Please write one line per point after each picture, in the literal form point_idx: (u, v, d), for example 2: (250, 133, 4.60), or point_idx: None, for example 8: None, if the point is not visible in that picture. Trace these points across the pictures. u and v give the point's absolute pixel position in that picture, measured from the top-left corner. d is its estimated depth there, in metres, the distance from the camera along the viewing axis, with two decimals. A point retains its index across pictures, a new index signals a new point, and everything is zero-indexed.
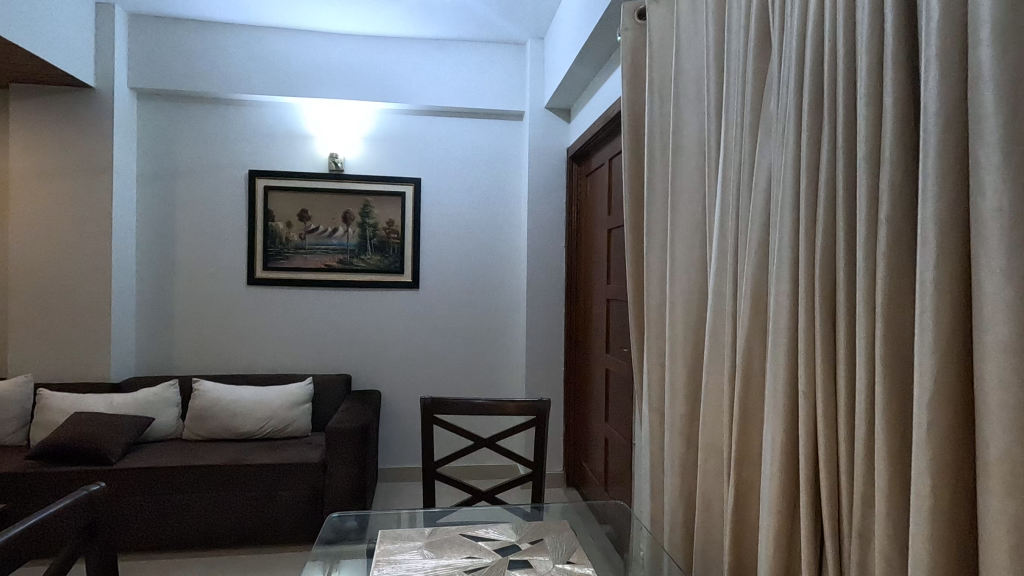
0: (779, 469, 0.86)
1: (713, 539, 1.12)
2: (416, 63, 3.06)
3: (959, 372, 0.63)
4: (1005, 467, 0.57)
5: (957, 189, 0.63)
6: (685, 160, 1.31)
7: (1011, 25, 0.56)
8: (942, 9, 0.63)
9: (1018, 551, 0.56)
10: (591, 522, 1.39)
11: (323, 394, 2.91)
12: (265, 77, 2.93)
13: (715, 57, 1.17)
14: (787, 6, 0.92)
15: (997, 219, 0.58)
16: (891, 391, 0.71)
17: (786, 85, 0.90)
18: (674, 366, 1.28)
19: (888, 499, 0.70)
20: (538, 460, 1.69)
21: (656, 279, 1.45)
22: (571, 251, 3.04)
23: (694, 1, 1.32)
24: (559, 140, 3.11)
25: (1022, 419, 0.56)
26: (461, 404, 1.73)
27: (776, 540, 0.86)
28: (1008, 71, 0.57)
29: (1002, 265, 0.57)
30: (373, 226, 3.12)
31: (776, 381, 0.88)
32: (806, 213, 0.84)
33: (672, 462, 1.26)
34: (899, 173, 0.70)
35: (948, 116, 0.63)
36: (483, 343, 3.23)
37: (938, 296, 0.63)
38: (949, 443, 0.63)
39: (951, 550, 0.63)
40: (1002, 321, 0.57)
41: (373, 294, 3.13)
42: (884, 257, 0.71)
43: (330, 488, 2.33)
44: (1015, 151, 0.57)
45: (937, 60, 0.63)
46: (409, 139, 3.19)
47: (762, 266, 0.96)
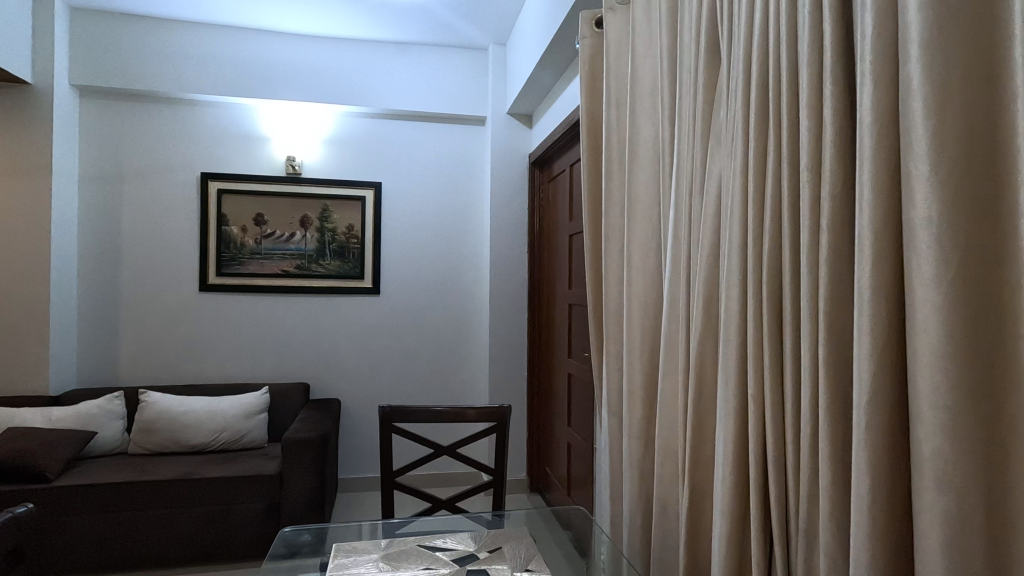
0: (731, 470, 0.88)
1: (672, 542, 1.13)
2: (377, 66, 3.02)
3: (893, 374, 0.65)
4: (936, 465, 0.59)
5: (889, 198, 0.66)
6: (642, 166, 1.33)
7: (936, 43, 0.60)
8: (875, 27, 0.66)
9: (949, 546, 0.58)
10: (553, 528, 1.39)
11: (279, 403, 2.83)
12: (218, 77, 2.84)
13: (669, 65, 1.19)
14: (734, 17, 0.95)
15: (926, 227, 0.60)
16: (834, 393, 0.73)
17: (734, 95, 0.93)
18: (632, 371, 1.30)
19: (832, 498, 0.72)
20: (499, 468, 1.67)
21: (614, 284, 1.46)
22: (534, 256, 3.05)
23: (649, 11, 1.34)
24: (521, 145, 3.12)
25: (951, 418, 0.59)
26: (421, 411, 1.70)
27: (729, 540, 0.88)
28: (934, 85, 0.60)
29: (931, 271, 0.60)
30: (332, 231, 3.06)
31: (727, 384, 0.90)
32: (755, 220, 0.86)
33: (631, 465, 1.27)
34: (839, 182, 0.73)
35: (881, 128, 0.66)
36: (446, 349, 3.20)
37: (873, 301, 0.65)
38: (885, 443, 0.65)
39: (889, 547, 0.65)
40: (932, 324, 0.60)
41: (332, 301, 3.07)
42: (826, 263, 0.74)
43: (287, 501, 2.26)
44: (942, 162, 0.59)
45: (871, 75, 0.66)
46: (370, 142, 3.14)
47: (713, 271, 0.98)
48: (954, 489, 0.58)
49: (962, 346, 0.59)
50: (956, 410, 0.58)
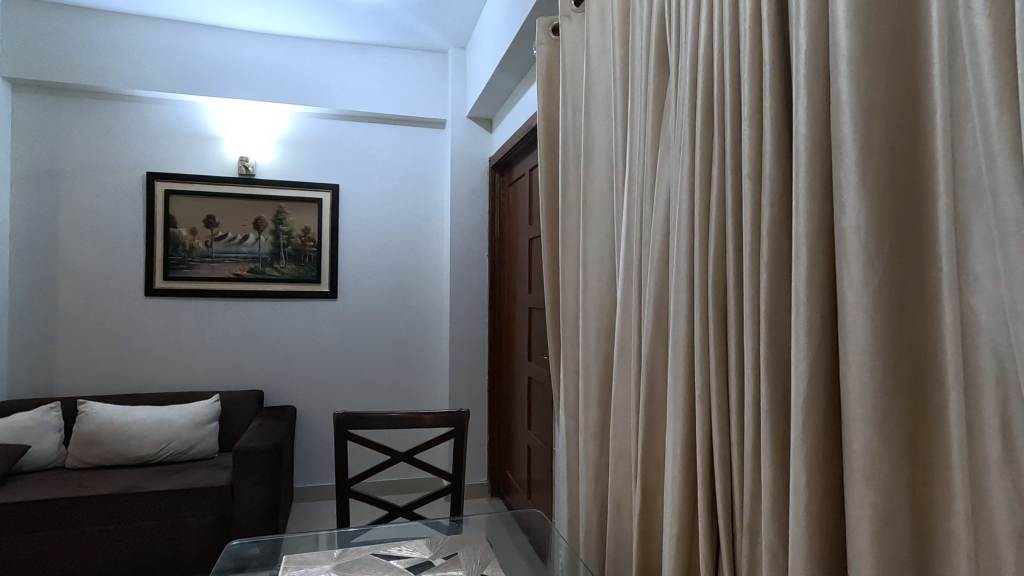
0: (679, 470, 0.90)
1: (625, 541, 1.15)
2: (334, 66, 2.97)
3: (827, 376, 0.68)
4: (867, 460, 0.62)
5: (822, 208, 0.69)
6: (596, 172, 1.35)
7: (863, 61, 0.63)
8: (809, 44, 0.69)
9: (877, 538, 0.61)
10: (511, 532, 1.39)
11: (232, 411, 2.74)
12: (166, 73, 2.73)
13: (621, 73, 1.22)
14: (681, 29, 0.98)
15: (855, 235, 0.63)
16: (774, 395, 0.75)
17: (682, 105, 0.95)
18: (587, 374, 1.31)
19: (773, 497, 0.74)
20: (456, 473, 1.66)
21: (571, 287, 1.48)
22: (494, 260, 3.05)
23: (602, 21, 1.37)
24: (481, 149, 3.13)
25: (879, 416, 0.62)
26: (377, 418, 1.68)
27: (678, 539, 0.90)
28: (862, 102, 0.63)
29: (860, 278, 0.63)
30: (288, 234, 2.98)
31: (676, 386, 0.92)
32: (701, 227, 0.89)
33: (586, 467, 1.29)
34: (777, 191, 0.76)
35: (814, 141, 0.69)
36: (406, 354, 3.17)
37: (807, 305, 0.68)
38: (819, 441, 0.68)
39: (823, 540, 0.68)
40: (861, 327, 0.63)
41: (287, 305, 2.99)
42: (765, 269, 0.76)
43: (239, 512, 2.19)
44: (869, 173, 0.63)
45: (806, 90, 0.69)
46: (327, 144, 3.08)
47: (664, 276, 1.00)
48: (882, 484, 0.61)
49: (887, 347, 0.62)
50: (882, 411, 0.62)
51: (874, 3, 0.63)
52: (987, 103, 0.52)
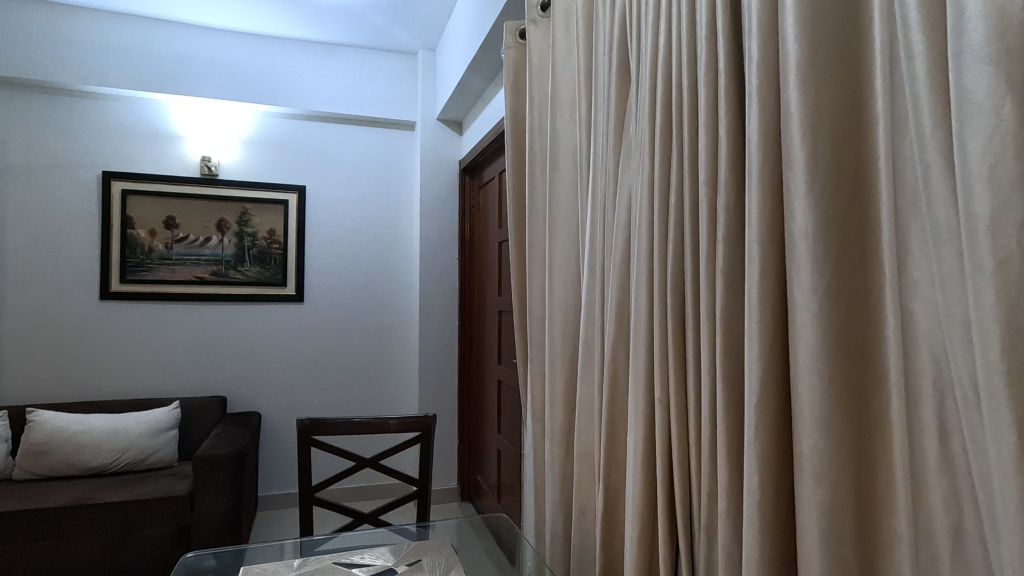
0: (640, 471, 0.91)
1: (590, 543, 1.15)
2: (301, 66, 2.93)
3: (778, 377, 0.70)
4: (815, 459, 0.63)
5: (773, 214, 0.71)
6: (561, 175, 1.37)
7: (811, 72, 0.65)
8: (760, 54, 0.71)
9: (825, 535, 0.62)
10: (478, 537, 1.39)
11: (193, 418, 2.66)
12: (123, 69, 2.64)
13: (585, 78, 1.23)
14: (641, 37, 0.99)
15: (805, 240, 0.65)
16: (730, 397, 0.77)
17: (642, 110, 0.97)
18: (554, 377, 1.32)
19: (728, 497, 0.75)
20: (423, 478, 1.65)
21: (538, 289, 1.48)
22: (465, 262, 3.05)
23: (569, 25, 1.38)
24: (451, 152, 3.11)
25: (827, 417, 0.63)
26: (342, 423, 1.65)
27: (639, 540, 0.91)
28: (811, 111, 0.65)
29: (810, 282, 0.64)
30: (252, 236, 2.92)
31: (637, 388, 0.93)
32: (660, 232, 0.90)
33: (552, 470, 1.29)
34: (732, 197, 0.77)
35: (766, 147, 0.71)
36: (374, 358, 3.13)
37: (760, 309, 0.70)
38: (770, 441, 0.69)
39: (774, 537, 0.69)
40: (810, 329, 0.64)
41: (252, 309, 2.92)
42: (721, 273, 0.78)
43: (198, 523, 2.12)
44: (816, 180, 0.64)
45: (758, 99, 0.71)
46: (293, 144, 3.03)
47: (625, 279, 1.02)
48: (830, 482, 0.63)
49: (835, 349, 0.64)
50: (831, 411, 0.63)
51: (821, 17, 0.65)
52: (924, 113, 0.54)
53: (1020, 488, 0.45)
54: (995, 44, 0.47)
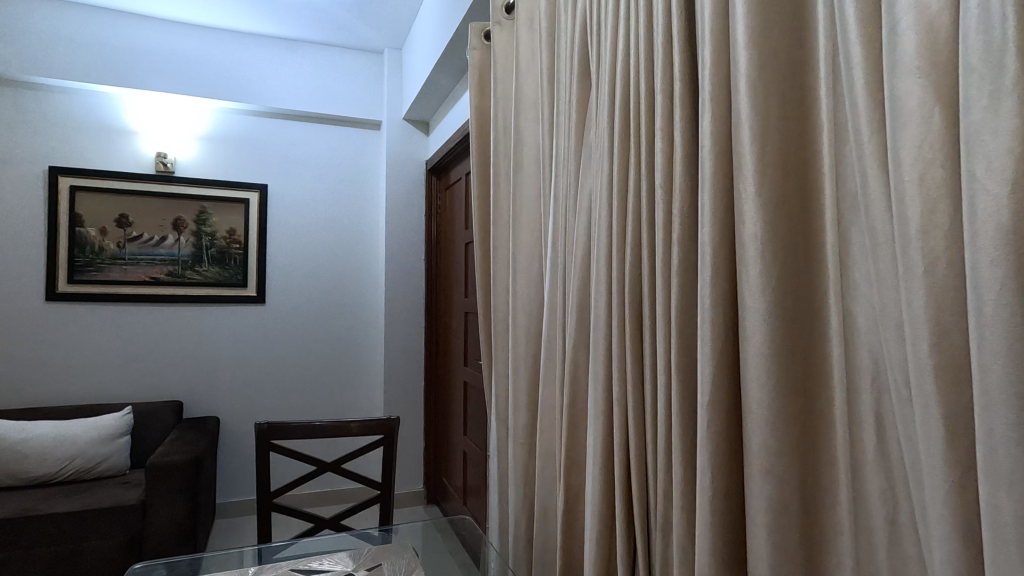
0: (599, 470, 0.92)
1: (552, 543, 1.16)
2: (262, 62, 2.86)
3: (728, 375, 0.72)
4: (763, 454, 0.65)
5: (724, 216, 0.72)
6: (525, 177, 1.37)
7: (759, 79, 0.67)
8: (712, 62, 0.73)
9: (772, 528, 0.64)
10: (442, 540, 1.38)
11: (146, 424, 2.56)
12: (71, 60, 2.53)
13: (548, 80, 1.24)
14: (600, 42, 1.01)
15: (754, 241, 0.66)
16: (684, 396, 0.78)
17: (602, 114, 0.98)
18: (517, 379, 1.32)
19: (683, 494, 0.77)
20: (386, 481, 1.62)
21: (502, 290, 1.48)
22: (431, 263, 3.02)
23: (533, 27, 1.39)
24: (418, 152, 3.09)
25: (774, 413, 0.65)
26: (303, 427, 1.62)
27: (598, 539, 0.92)
28: (759, 117, 0.67)
29: (758, 284, 0.66)
30: (210, 235, 2.83)
31: (596, 388, 0.94)
32: (618, 234, 0.92)
33: (515, 472, 1.29)
34: (687, 201, 0.79)
35: (718, 152, 0.72)
36: (339, 360, 3.08)
37: (711, 310, 0.72)
38: (721, 437, 0.71)
39: (724, 531, 0.71)
40: (758, 328, 0.66)
41: (210, 311, 2.84)
42: (676, 273, 0.79)
43: (150, 534, 2.05)
44: (765, 183, 0.66)
45: (710, 104, 0.73)
46: (254, 141, 2.95)
47: (585, 280, 1.03)
48: (777, 477, 0.64)
49: (782, 347, 0.65)
50: (778, 408, 0.65)
51: (769, 27, 0.67)
52: (862, 123, 0.57)
53: (947, 481, 0.47)
54: (925, 58, 0.49)
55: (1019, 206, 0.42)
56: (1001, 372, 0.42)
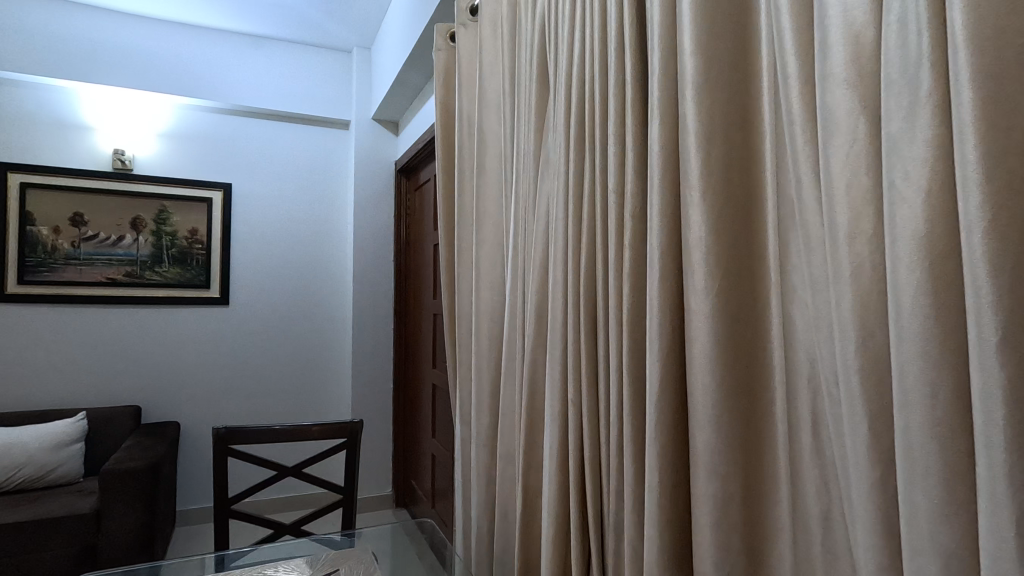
0: (556, 469, 0.93)
1: (512, 542, 1.16)
2: (226, 58, 2.80)
3: (676, 376, 0.73)
4: (709, 453, 0.66)
5: (672, 221, 0.74)
6: (489, 179, 1.38)
7: (703, 86, 0.68)
8: (660, 67, 0.74)
9: (717, 526, 0.65)
10: (405, 544, 1.37)
11: (102, 430, 2.47)
12: (23, 53, 2.44)
13: (510, 84, 1.25)
14: (557, 47, 1.02)
15: (700, 245, 0.67)
16: (635, 397, 0.79)
17: (558, 118, 0.99)
18: (480, 381, 1.32)
19: (634, 493, 0.78)
20: (349, 485, 1.60)
21: (466, 291, 1.48)
22: (400, 265, 3.01)
23: (495, 29, 1.39)
24: (387, 152, 3.06)
25: (719, 413, 0.66)
26: (262, 431, 1.59)
27: (555, 539, 0.93)
28: (704, 122, 0.68)
29: (703, 286, 0.67)
30: (171, 235, 2.76)
31: (553, 390, 0.95)
32: (574, 235, 0.93)
33: (478, 474, 1.29)
34: (638, 205, 0.80)
35: (666, 158, 0.74)
36: (305, 363, 3.03)
37: (659, 311, 0.73)
38: (668, 437, 0.72)
39: (671, 530, 0.72)
40: (703, 330, 0.67)
41: (171, 312, 2.77)
42: (628, 276, 0.80)
43: (104, 544, 1.98)
44: (710, 188, 0.67)
45: (659, 110, 0.74)
46: (217, 139, 2.89)
47: (543, 281, 1.03)
48: (721, 475, 0.65)
49: (727, 349, 0.67)
50: (722, 407, 0.66)
51: (715, 35, 0.69)
52: (796, 131, 0.59)
53: (871, 478, 0.49)
54: (851, 69, 0.51)
55: (934, 213, 0.44)
56: (917, 372, 0.44)
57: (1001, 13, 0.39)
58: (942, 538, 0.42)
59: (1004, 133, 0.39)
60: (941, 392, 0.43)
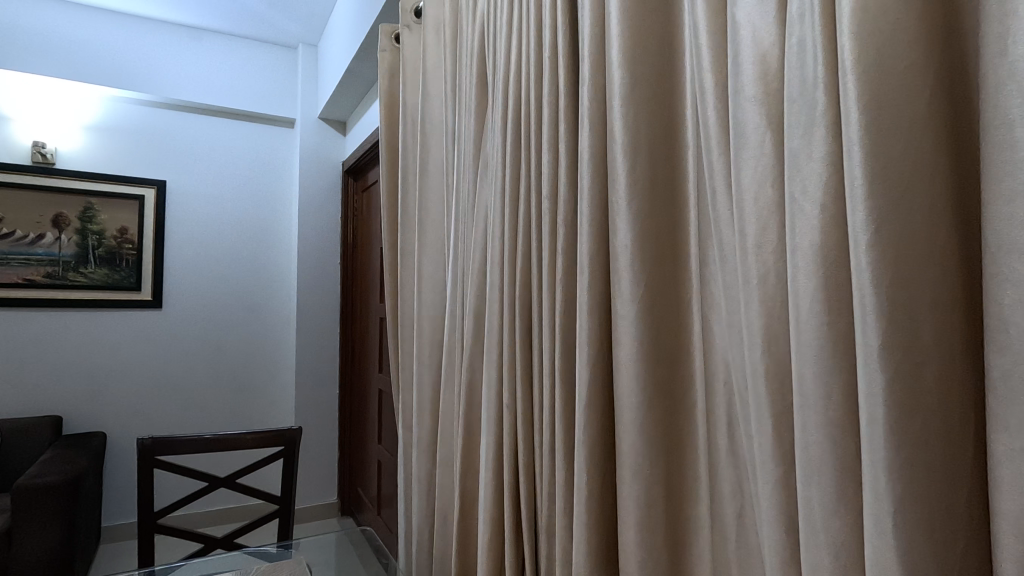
0: (491, 474, 0.93)
1: (450, 547, 1.15)
2: (162, 50, 2.68)
3: (604, 380, 0.75)
4: (634, 456, 0.68)
5: (601, 228, 0.75)
6: (432, 183, 1.37)
7: (631, 97, 0.70)
8: (591, 78, 0.76)
9: (641, 526, 0.67)
10: (345, 553, 1.34)
11: (18, 442, 2.29)
12: None
13: (451, 87, 1.25)
14: (494, 55, 1.03)
15: (626, 251, 0.69)
16: (566, 401, 0.80)
17: (497, 124, 1.00)
18: (422, 386, 1.30)
19: (565, 496, 0.79)
20: (286, 495, 1.55)
21: (409, 293, 1.46)
22: (347, 267, 2.94)
23: (439, 33, 1.38)
24: (334, 152, 3.00)
25: (643, 416, 0.68)
26: (190, 440, 1.51)
27: (490, 542, 0.93)
28: (631, 131, 0.69)
29: (629, 291, 0.69)
30: (98, 234, 2.60)
31: (490, 394, 0.95)
32: (511, 240, 0.94)
33: (419, 480, 1.27)
34: (570, 210, 0.81)
35: (595, 166, 0.75)
36: (247, 369, 2.91)
37: (588, 316, 0.74)
38: (597, 439, 0.74)
39: (600, 531, 0.74)
40: (630, 335, 0.68)
41: (99, 316, 2.61)
42: (561, 282, 0.81)
43: (16, 565, 1.84)
44: (636, 196, 0.69)
45: (589, 119, 0.76)
46: (151, 134, 2.75)
47: (481, 285, 1.04)
48: (645, 476, 0.67)
49: (652, 354, 0.68)
50: (647, 411, 0.68)
51: (641, 48, 0.71)
52: (711, 143, 0.61)
53: (776, 477, 0.51)
54: (759, 87, 0.54)
55: (828, 225, 0.47)
56: (813, 374, 0.47)
57: (882, 40, 0.42)
58: (833, 531, 0.45)
59: (886, 150, 0.42)
60: (833, 393, 0.46)
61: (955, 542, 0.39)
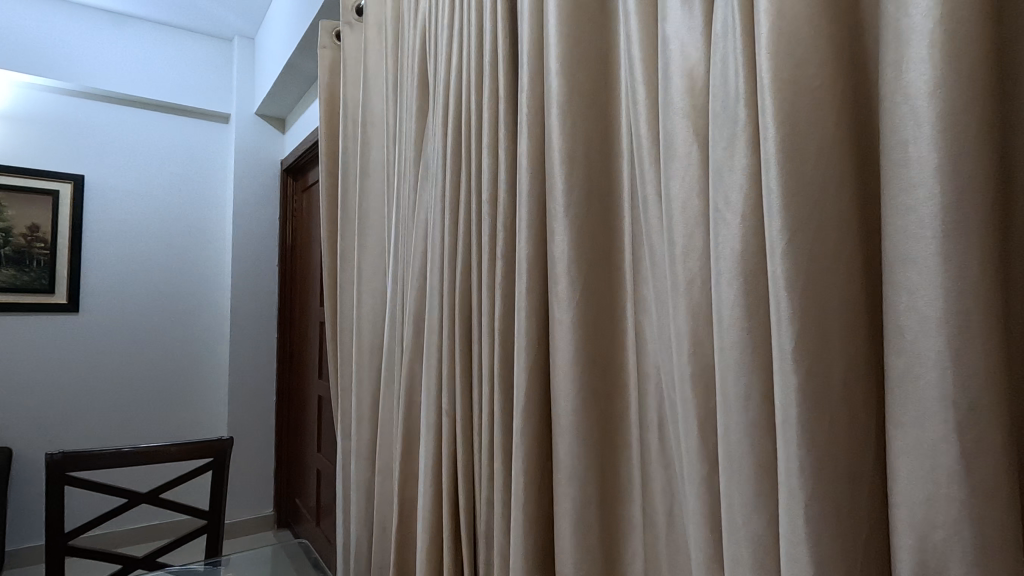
0: (430, 480, 0.92)
1: (388, 557, 1.12)
2: (80, 36, 2.50)
3: (541, 384, 0.75)
4: (570, 458, 0.69)
5: (539, 232, 0.76)
6: (372, 183, 1.34)
7: (569, 104, 0.71)
8: (529, 84, 0.77)
9: (576, 527, 0.68)
10: (279, 566, 1.28)
11: None
12: None
13: (393, 87, 1.23)
14: (435, 58, 1.02)
15: (563, 255, 0.70)
16: (504, 404, 0.81)
17: (437, 125, 0.99)
18: (362, 391, 1.26)
19: (503, 500, 0.79)
20: (215, 509, 1.47)
21: (349, 295, 1.43)
22: (285, 269, 2.84)
23: (382, 32, 1.36)
24: (272, 150, 2.89)
25: (579, 418, 0.68)
26: (108, 454, 1.41)
27: (428, 550, 0.91)
28: (568, 137, 0.71)
29: (567, 295, 0.69)
30: (4, 231, 2.40)
31: (429, 398, 0.94)
32: (451, 241, 0.93)
33: (356, 489, 1.24)
34: (509, 214, 0.82)
35: (533, 171, 0.76)
36: (176, 376, 2.75)
37: (526, 319, 0.75)
38: (535, 443, 0.74)
39: (537, 534, 0.74)
40: (567, 339, 0.69)
41: (5, 321, 2.40)
42: (500, 285, 0.82)
43: None
44: (574, 201, 0.70)
45: (528, 124, 0.77)
46: (68, 124, 2.56)
47: (422, 288, 1.02)
48: (580, 478, 0.68)
49: (588, 358, 0.69)
50: (583, 414, 0.69)
51: (579, 56, 0.72)
52: (643, 152, 0.63)
53: (700, 478, 0.53)
54: (687, 100, 0.56)
55: (747, 234, 0.49)
56: (734, 377, 0.49)
57: (795, 60, 0.45)
58: (753, 527, 0.47)
59: (800, 165, 0.44)
60: (753, 395, 0.48)
61: (858, 532, 0.42)
